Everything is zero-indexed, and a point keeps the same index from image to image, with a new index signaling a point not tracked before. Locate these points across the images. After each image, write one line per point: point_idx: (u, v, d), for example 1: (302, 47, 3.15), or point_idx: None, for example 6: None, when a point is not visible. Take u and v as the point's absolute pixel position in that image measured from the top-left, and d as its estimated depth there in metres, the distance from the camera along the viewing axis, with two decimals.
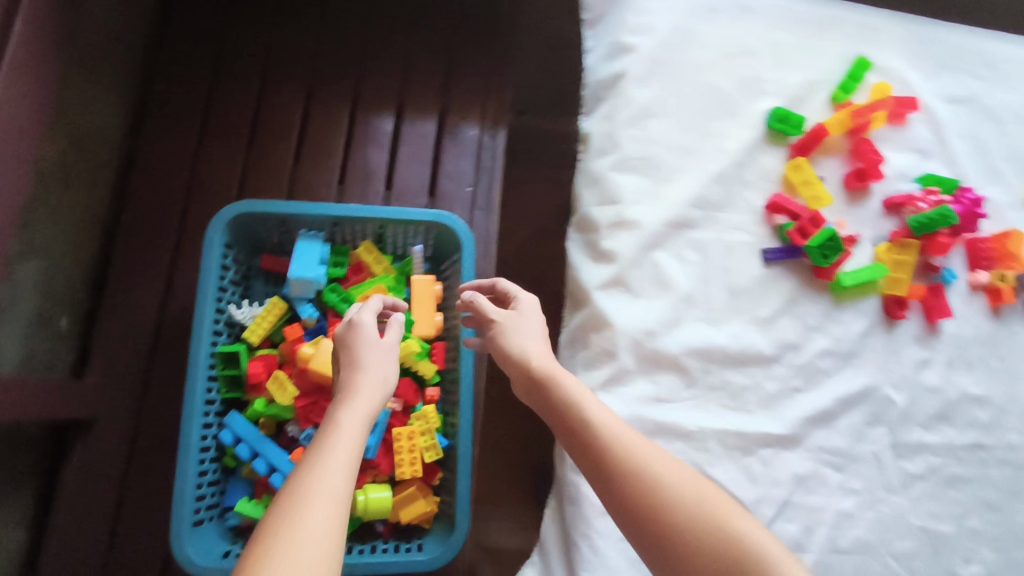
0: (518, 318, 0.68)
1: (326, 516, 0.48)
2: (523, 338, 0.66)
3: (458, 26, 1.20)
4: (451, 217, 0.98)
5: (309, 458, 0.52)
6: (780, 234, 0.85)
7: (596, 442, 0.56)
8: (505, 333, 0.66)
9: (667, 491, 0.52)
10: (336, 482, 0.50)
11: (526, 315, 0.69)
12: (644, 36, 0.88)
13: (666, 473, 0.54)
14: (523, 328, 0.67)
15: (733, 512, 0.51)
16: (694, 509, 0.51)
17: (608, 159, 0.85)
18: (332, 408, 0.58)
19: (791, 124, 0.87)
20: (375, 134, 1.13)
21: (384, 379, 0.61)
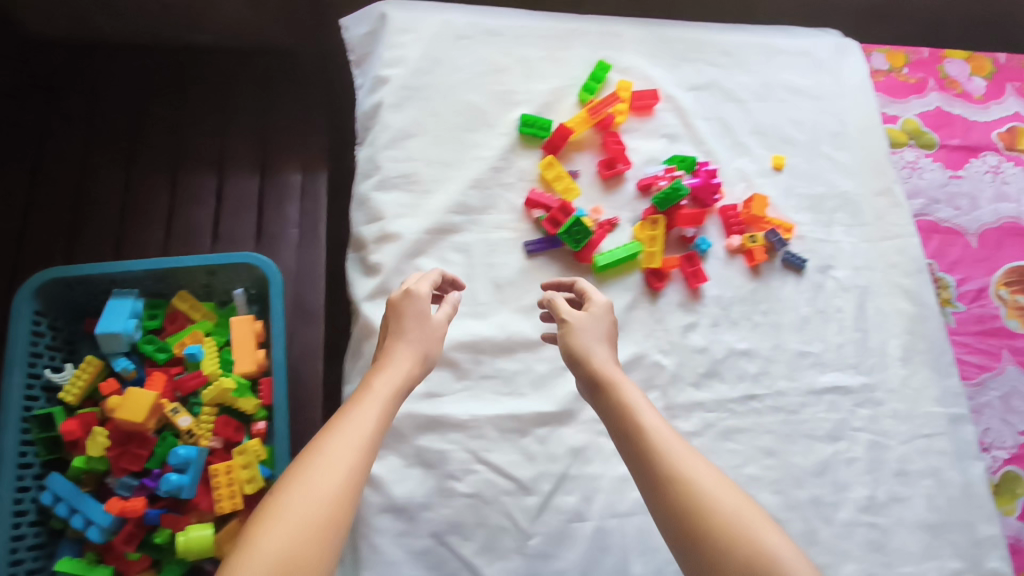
0: (596, 316, 0.76)
1: (310, 522, 0.55)
2: (603, 336, 0.75)
3: (268, 86, 1.30)
4: (259, 258, 1.04)
5: (310, 463, 0.59)
6: (539, 227, 0.91)
7: (669, 438, 0.65)
8: (581, 338, 0.74)
9: (709, 490, 0.61)
10: (330, 490, 0.58)
11: (600, 315, 0.77)
12: (397, 67, 0.96)
13: (714, 475, 0.62)
14: (599, 325, 0.76)
15: (748, 514, 0.59)
16: (715, 511, 0.59)
17: (370, 181, 0.91)
18: (349, 407, 0.66)
19: (540, 127, 0.94)
20: (198, 192, 1.22)
21: (413, 373, 0.71)
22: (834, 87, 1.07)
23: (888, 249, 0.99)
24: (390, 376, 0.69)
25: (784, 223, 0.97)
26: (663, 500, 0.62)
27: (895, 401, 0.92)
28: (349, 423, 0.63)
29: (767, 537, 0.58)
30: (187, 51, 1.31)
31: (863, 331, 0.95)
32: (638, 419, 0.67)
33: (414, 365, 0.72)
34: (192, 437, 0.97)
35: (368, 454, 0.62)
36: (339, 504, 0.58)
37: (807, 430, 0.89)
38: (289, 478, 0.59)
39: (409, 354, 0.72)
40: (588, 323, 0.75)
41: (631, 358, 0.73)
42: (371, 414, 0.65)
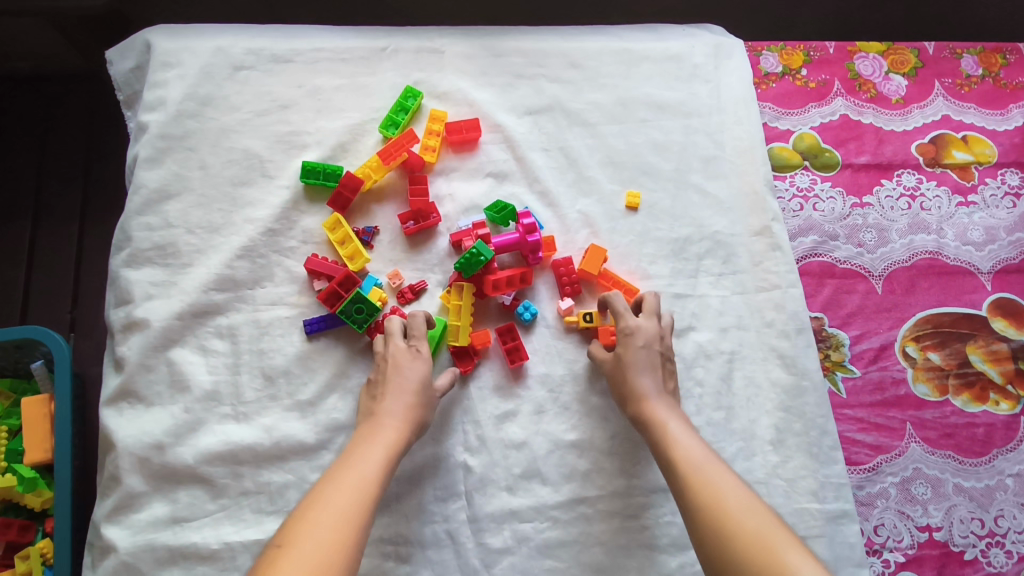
0: (645, 344, 0.72)
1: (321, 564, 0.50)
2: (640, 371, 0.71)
3: (71, 123, 1.12)
4: (46, 333, 0.90)
5: (318, 506, 0.55)
6: (320, 301, 0.77)
7: (694, 472, 0.62)
8: (619, 378, 0.72)
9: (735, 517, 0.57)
10: (341, 531, 0.54)
11: (650, 344, 0.72)
12: (157, 111, 0.82)
13: (738, 502, 0.58)
14: (643, 354, 0.72)
15: (770, 533, 0.55)
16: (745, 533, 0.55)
17: (121, 255, 0.77)
18: (353, 455, 0.62)
19: (325, 176, 0.80)
20: (9, 247, 1.06)
21: (410, 425, 0.66)
22: (709, 100, 0.89)
23: (764, 304, 0.81)
24: (390, 426, 0.65)
25: (628, 286, 0.80)
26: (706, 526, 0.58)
27: (763, 497, 0.75)
28: (352, 468, 0.60)
29: (789, 555, 0.53)
30: None
31: (725, 410, 0.78)
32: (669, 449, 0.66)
33: (413, 415, 0.67)
34: None
35: (373, 499, 0.58)
36: (348, 543, 0.53)
37: (647, 539, 0.73)
38: (297, 521, 0.54)
39: (404, 403, 0.67)
40: (630, 352, 0.72)
41: (639, 402, 0.70)
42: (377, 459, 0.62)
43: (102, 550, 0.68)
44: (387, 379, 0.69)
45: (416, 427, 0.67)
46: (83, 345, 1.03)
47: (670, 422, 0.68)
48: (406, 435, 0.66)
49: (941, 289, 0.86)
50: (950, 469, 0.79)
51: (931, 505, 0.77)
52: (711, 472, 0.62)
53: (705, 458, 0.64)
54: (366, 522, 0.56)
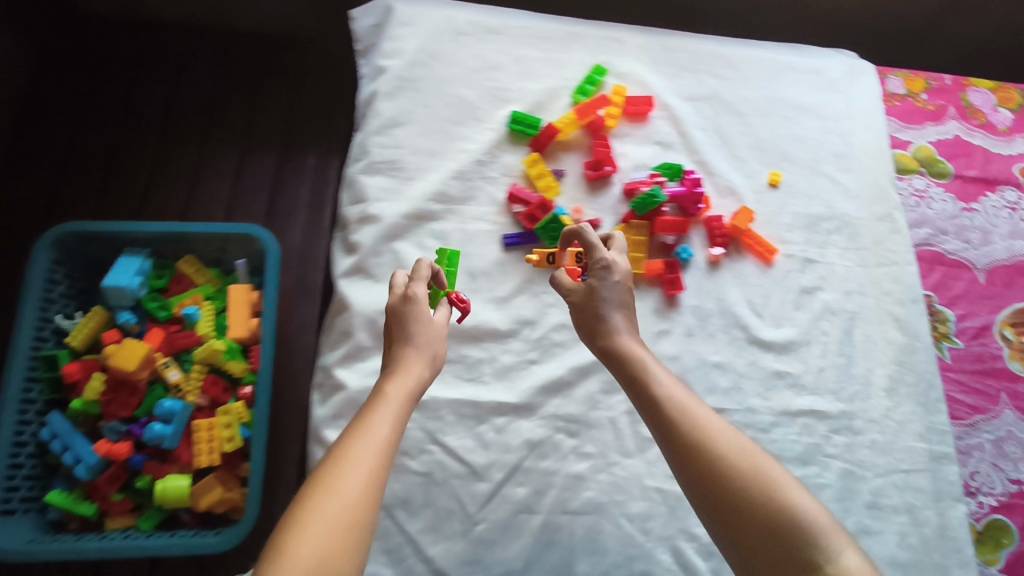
0: (618, 279, 0.75)
1: (348, 519, 0.53)
2: (609, 309, 0.74)
3: (286, 73, 1.36)
4: (257, 230, 1.09)
5: (347, 456, 0.57)
6: (517, 222, 0.93)
7: (720, 444, 0.62)
8: (591, 317, 0.73)
9: (730, 464, 0.61)
10: (360, 489, 0.55)
11: (622, 279, 0.75)
12: (395, 58, 0.99)
13: (733, 447, 0.62)
14: (616, 289, 0.74)
15: (773, 479, 0.59)
16: (746, 484, 0.59)
17: (358, 165, 0.95)
18: (371, 403, 0.63)
19: (528, 124, 0.97)
20: (221, 165, 1.29)
21: (423, 376, 0.68)
22: (843, 107, 1.05)
23: (883, 276, 0.95)
24: (410, 373, 0.67)
25: (768, 247, 0.94)
26: (703, 476, 0.61)
27: (875, 432, 0.88)
28: (376, 418, 0.61)
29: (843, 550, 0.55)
30: (222, 35, 1.38)
31: (847, 356, 0.91)
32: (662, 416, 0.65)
33: (424, 367, 0.69)
34: (179, 392, 1.02)
35: (391, 452, 0.60)
36: (370, 496, 0.55)
37: (773, 449, 0.86)
38: (328, 473, 0.56)
39: (414, 349, 0.69)
40: (600, 288, 0.74)
41: (609, 337, 0.72)
42: (388, 417, 0.62)
43: (333, 387, 0.84)
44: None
45: (429, 374, 0.69)
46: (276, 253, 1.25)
47: (657, 380, 0.68)
48: (422, 383, 0.67)
49: None
50: None
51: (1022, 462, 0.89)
52: (725, 443, 0.62)
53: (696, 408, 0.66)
54: (385, 470, 0.59)
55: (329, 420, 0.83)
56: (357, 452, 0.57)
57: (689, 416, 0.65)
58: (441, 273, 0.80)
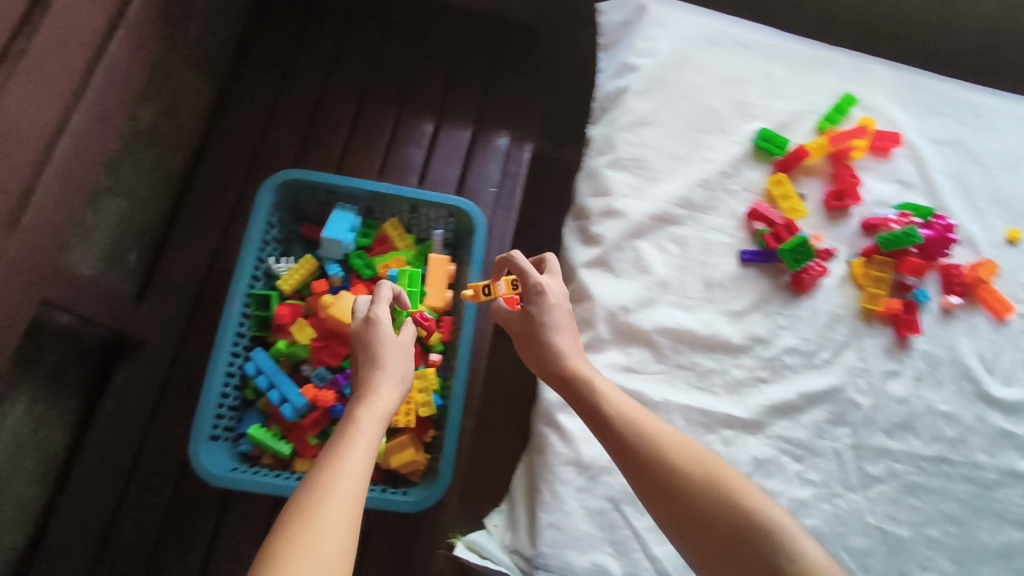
0: (555, 302, 0.82)
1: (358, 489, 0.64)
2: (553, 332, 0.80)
3: (486, 52, 1.37)
4: (467, 204, 1.11)
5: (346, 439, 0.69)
6: (758, 240, 0.93)
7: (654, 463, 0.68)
8: (543, 331, 0.80)
9: (685, 472, 0.67)
10: (352, 502, 0.63)
11: (559, 302, 0.82)
12: (648, 58, 1.00)
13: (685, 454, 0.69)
14: (555, 310, 0.81)
15: (746, 495, 0.65)
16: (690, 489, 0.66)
17: (604, 158, 0.96)
18: (351, 408, 0.74)
19: (776, 144, 0.97)
20: (418, 132, 1.31)
21: (395, 392, 0.77)
22: None
23: None
24: (385, 396, 0.76)
25: (1007, 303, 0.93)
26: (664, 493, 0.66)
27: None
28: (369, 415, 0.73)
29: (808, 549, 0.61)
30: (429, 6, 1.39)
31: None
32: (619, 437, 0.71)
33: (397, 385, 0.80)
34: None
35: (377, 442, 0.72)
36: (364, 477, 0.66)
37: (998, 509, 0.84)
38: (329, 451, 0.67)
39: (394, 376, 0.79)
40: (545, 311, 0.81)
41: (560, 360, 0.78)
42: (371, 436, 0.70)
43: None
44: (375, 352, 0.80)
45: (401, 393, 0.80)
46: None
47: (609, 395, 0.74)
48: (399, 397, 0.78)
49: None
50: None
51: None
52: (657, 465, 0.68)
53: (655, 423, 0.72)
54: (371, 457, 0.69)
55: (563, 404, 0.84)
56: (359, 437, 0.69)
57: (651, 436, 0.70)
58: (404, 296, 0.94)
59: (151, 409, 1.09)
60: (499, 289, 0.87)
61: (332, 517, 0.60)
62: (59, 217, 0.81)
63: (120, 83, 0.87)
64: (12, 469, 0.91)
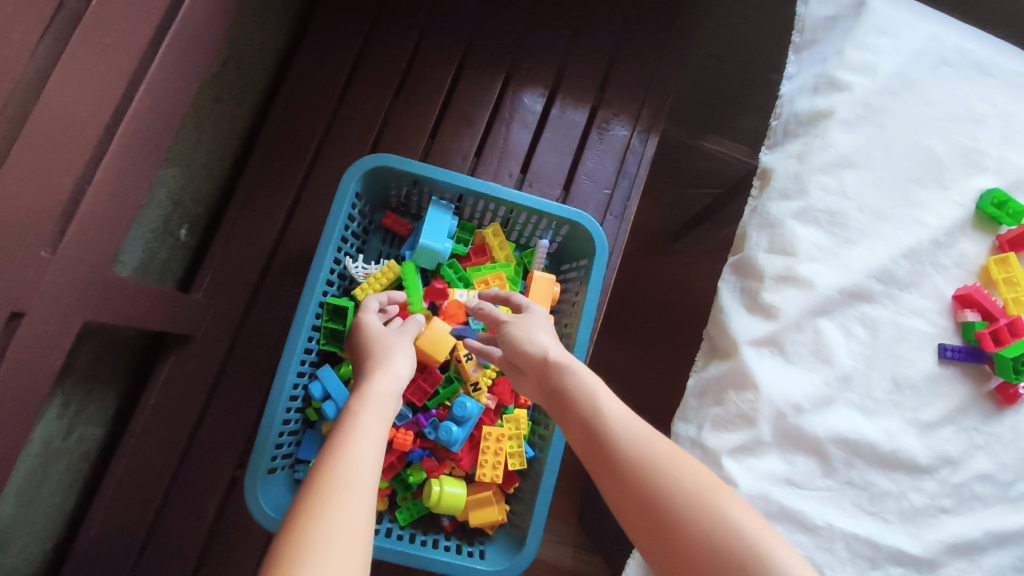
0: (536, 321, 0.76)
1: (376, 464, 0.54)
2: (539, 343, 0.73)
3: (615, 14, 1.12)
4: (587, 219, 0.91)
5: (352, 418, 0.59)
6: (965, 332, 0.75)
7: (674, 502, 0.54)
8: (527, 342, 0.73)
9: (663, 477, 0.56)
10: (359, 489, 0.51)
11: (539, 322, 0.76)
12: (863, 75, 0.79)
13: (665, 451, 0.59)
14: (537, 327, 0.75)
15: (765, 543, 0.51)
16: (678, 496, 0.54)
17: (790, 205, 0.77)
18: (359, 392, 0.65)
19: (1008, 211, 0.77)
20: (525, 109, 1.09)
21: (407, 375, 0.69)
22: None
23: None
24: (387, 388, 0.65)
25: None
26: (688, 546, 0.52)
27: None
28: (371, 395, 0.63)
29: None
30: None
31: None
32: (632, 468, 0.58)
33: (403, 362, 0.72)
34: (473, 390, 0.88)
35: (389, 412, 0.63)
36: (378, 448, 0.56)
37: None
38: (334, 437, 0.57)
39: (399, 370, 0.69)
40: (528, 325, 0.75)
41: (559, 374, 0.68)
42: (377, 426, 0.59)
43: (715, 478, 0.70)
44: (372, 347, 0.73)
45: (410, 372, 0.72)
46: None
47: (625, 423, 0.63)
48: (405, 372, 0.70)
49: None
50: None
51: None
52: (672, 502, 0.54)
53: (639, 427, 0.62)
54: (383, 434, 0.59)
55: None
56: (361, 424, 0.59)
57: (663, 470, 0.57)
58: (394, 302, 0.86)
59: (198, 413, 0.95)
60: (469, 301, 0.87)
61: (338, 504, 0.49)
62: (113, 221, 0.63)
63: (195, 41, 0.67)
64: (38, 485, 0.77)
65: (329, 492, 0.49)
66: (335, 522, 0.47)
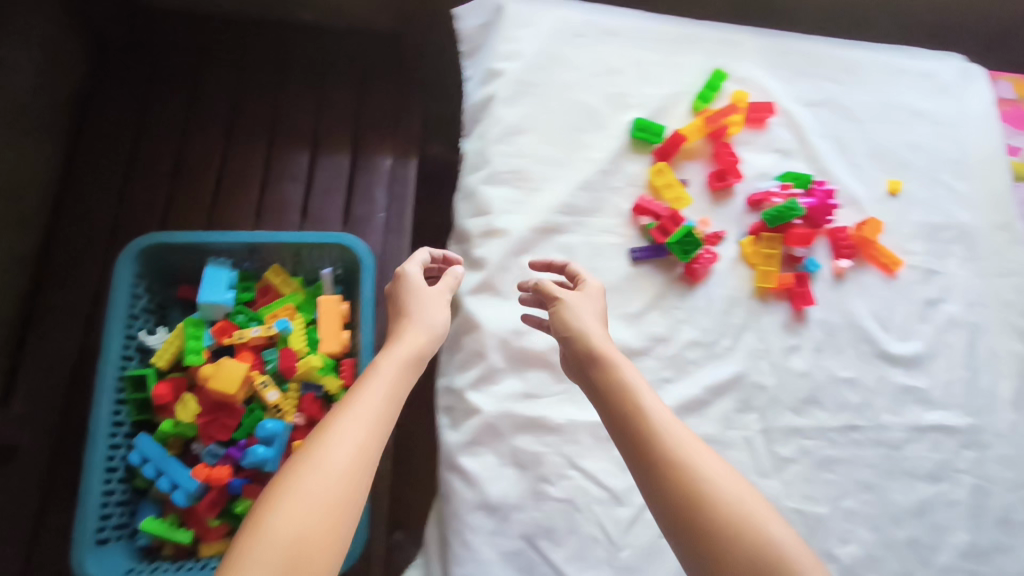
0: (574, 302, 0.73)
1: (359, 443, 0.57)
2: (587, 318, 0.71)
3: (351, 69, 1.29)
4: (353, 239, 1.05)
5: (367, 380, 0.63)
6: (645, 235, 0.90)
7: (671, 447, 0.58)
8: (563, 321, 0.71)
9: (668, 424, 0.60)
10: (342, 464, 0.55)
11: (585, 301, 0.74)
12: (513, 60, 0.94)
13: (652, 404, 0.62)
14: (587, 306, 0.73)
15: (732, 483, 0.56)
16: (679, 448, 0.58)
17: (479, 174, 0.90)
18: (387, 347, 0.69)
19: (652, 132, 0.93)
20: (291, 165, 1.22)
21: (441, 329, 0.73)
22: (956, 113, 1.03)
23: (1003, 287, 0.95)
24: (409, 342, 0.69)
25: (892, 258, 0.94)
26: (663, 487, 0.56)
27: (1005, 447, 0.89)
28: (377, 392, 0.62)
29: (781, 538, 0.53)
30: (287, 26, 1.30)
31: (973, 370, 0.91)
32: (638, 401, 0.62)
33: (425, 336, 0.71)
34: (278, 412, 0.98)
35: (389, 414, 0.62)
36: (365, 458, 0.57)
37: (907, 467, 0.86)
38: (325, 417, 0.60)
39: (427, 318, 0.73)
40: (571, 305, 0.72)
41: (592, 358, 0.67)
42: (378, 395, 0.62)
43: (465, 411, 0.81)
44: (413, 296, 0.75)
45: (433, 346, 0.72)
46: None
47: (623, 366, 0.65)
48: (425, 351, 0.70)
49: None
50: None
51: None
52: (663, 441, 0.59)
53: (637, 382, 0.64)
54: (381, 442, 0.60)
55: (464, 446, 0.80)
56: (368, 391, 0.62)
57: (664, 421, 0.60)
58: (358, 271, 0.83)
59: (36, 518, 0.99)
60: (253, 332, 1.00)
61: (312, 488, 0.53)
62: None
63: None
64: None
65: (300, 477, 0.54)
66: (307, 503, 0.52)
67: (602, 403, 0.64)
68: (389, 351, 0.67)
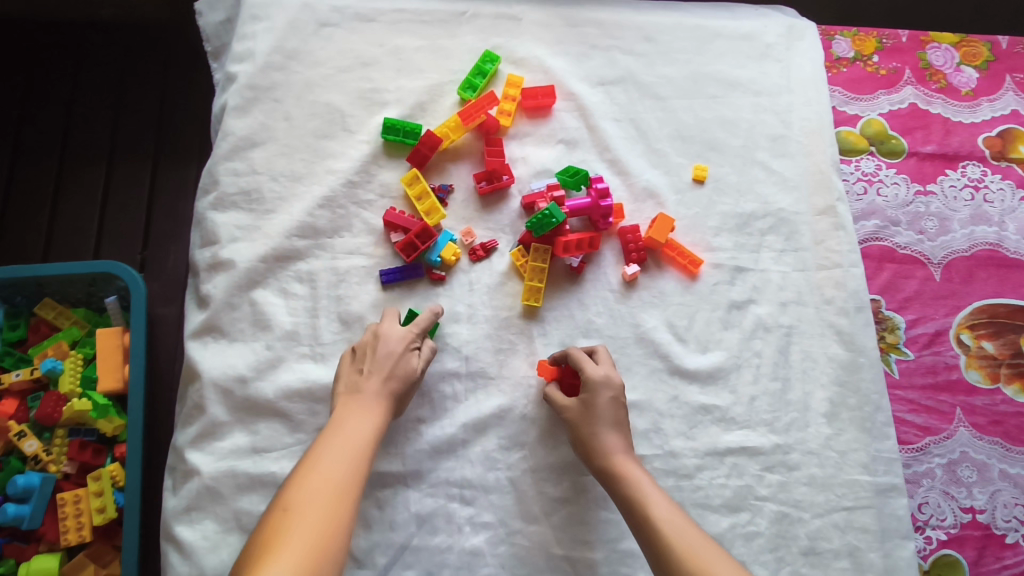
0: (612, 397, 0.71)
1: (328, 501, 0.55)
2: (605, 428, 0.69)
3: (146, 68, 1.14)
4: (120, 267, 0.93)
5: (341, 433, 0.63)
6: (396, 253, 0.79)
7: (670, 535, 0.60)
8: (586, 427, 0.70)
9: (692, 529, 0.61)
10: (324, 522, 0.54)
11: (616, 396, 0.71)
12: (246, 62, 0.83)
13: (664, 511, 0.63)
14: (611, 405, 0.70)
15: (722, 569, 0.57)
16: (696, 541, 0.60)
17: (207, 199, 0.80)
18: (358, 398, 0.67)
19: (405, 132, 0.82)
20: (84, 186, 1.09)
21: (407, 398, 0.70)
22: (779, 80, 0.90)
23: (825, 281, 0.83)
24: (374, 406, 0.66)
25: (692, 257, 0.82)
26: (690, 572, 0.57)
27: (815, 466, 0.77)
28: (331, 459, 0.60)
29: None
30: (82, 23, 1.15)
31: (782, 380, 0.80)
32: (647, 507, 0.64)
33: (394, 400, 0.68)
34: (39, 463, 0.89)
35: (358, 478, 0.59)
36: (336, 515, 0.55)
37: (700, 499, 0.75)
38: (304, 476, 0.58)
39: (385, 387, 0.68)
40: (597, 407, 0.70)
41: (605, 458, 0.68)
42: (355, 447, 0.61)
43: (185, 473, 0.72)
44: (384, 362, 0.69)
45: (393, 411, 0.68)
46: (156, 286, 1.05)
47: (642, 480, 0.66)
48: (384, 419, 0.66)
49: (999, 281, 0.86)
50: (996, 455, 0.81)
51: (976, 487, 0.79)
52: (683, 531, 0.61)
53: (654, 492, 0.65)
54: (359, 482, 0.59)
55: (181, 513, 0.70)
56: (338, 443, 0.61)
57: (675, 525, 0.61)
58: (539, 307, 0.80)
59: None
60: (14, 377, 0.91)
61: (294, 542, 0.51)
62: None
63: None
64: None
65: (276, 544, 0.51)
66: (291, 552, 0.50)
67: (628, 505, 0.65)
68: (360, 407, 0.66)
